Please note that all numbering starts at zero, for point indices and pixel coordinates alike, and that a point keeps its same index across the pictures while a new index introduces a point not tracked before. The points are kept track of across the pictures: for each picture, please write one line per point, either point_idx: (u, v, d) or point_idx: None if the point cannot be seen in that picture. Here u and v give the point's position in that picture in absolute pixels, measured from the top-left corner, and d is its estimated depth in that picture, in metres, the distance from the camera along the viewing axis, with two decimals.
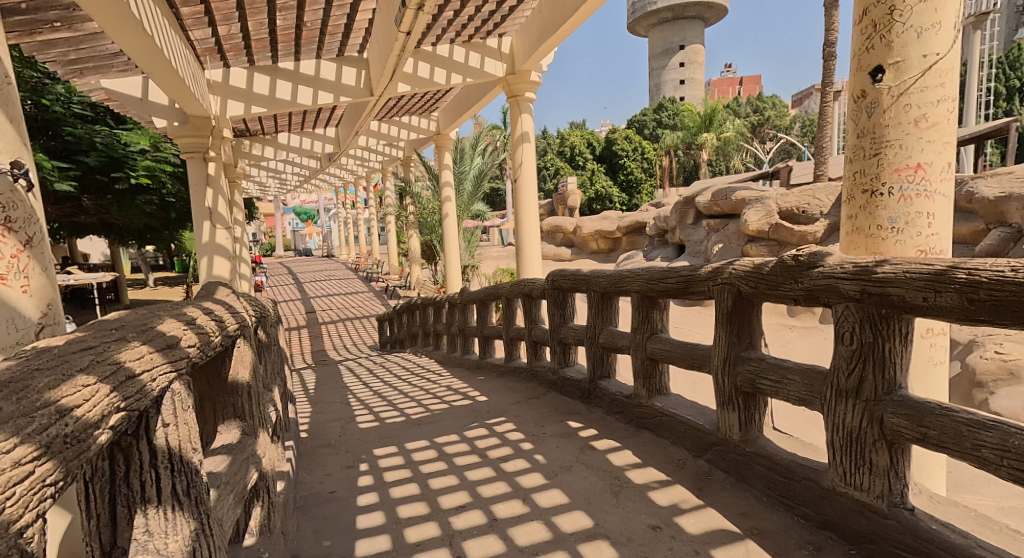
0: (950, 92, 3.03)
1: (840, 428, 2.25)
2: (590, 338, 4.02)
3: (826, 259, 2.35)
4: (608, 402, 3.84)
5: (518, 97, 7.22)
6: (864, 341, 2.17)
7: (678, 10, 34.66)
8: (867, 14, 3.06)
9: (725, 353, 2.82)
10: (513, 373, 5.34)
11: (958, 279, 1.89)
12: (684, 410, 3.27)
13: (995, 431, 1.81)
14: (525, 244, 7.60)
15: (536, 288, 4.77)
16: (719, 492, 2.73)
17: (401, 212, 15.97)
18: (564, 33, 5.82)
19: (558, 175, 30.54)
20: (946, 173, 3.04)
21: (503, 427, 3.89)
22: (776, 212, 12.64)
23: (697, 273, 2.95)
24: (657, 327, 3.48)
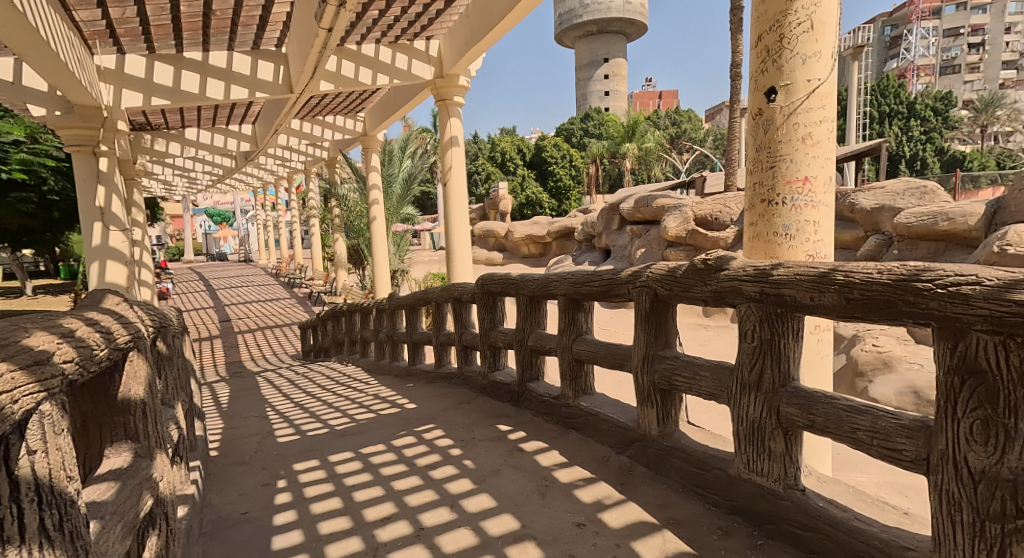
0: (830, 114, 3.52)
1: (744, 419, 2.47)
2: (519, 340, 4.21)
3: (731, 262, 2.56)
4: (538, 404, 4.06)
5: (447, 101, 7.48)
6: (763, 338, 2.40)
7: (603, 25, 35.87)
8: (761, 40, 3.52)
9: (644, 352, 3.01)
10: (444, 378, 5.52)
11: (838, 279, 2.11)
12: (610, 409, 3.50)
13: (867, 415, 2.10)
14: (456, 246, 7.84)
15: (466, 293, 4.95)
16: (639, 486, 2.95)
17: (327, 215, 15.77)
18: (489, 40, 6.15)
19: (489, 180, 30.77)
20: (829, 185, 3.53)
21: (432, 434, 4.01)
22: (692, 218, 13.50)
23: (618, 276, 3.14)
24: (583, 329, 3.70)
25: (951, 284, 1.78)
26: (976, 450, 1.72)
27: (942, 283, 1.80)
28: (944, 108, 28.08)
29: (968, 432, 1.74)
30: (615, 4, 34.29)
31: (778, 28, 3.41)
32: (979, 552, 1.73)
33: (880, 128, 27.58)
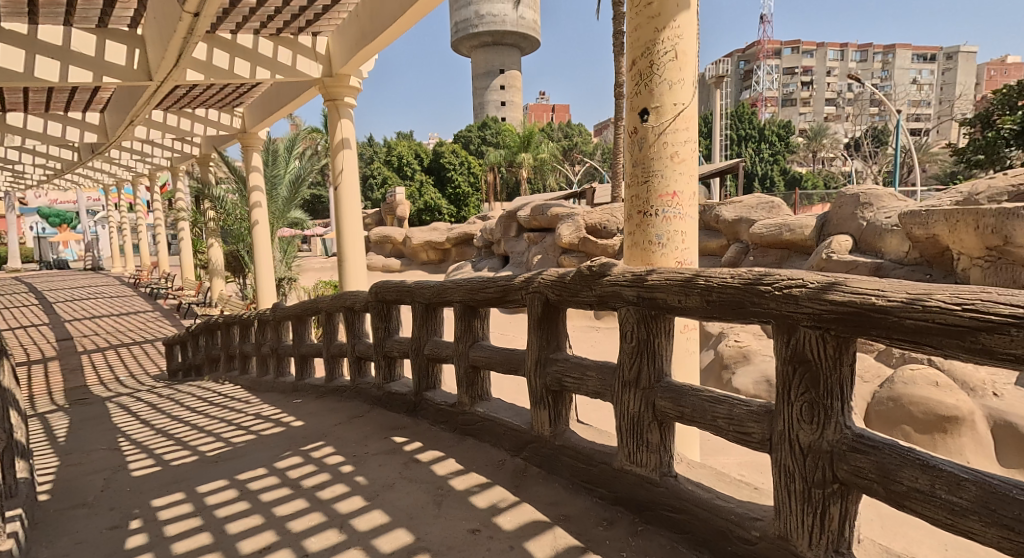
0: (694, 136, 3.92)
1: (625, 415, 2.67)
2: (416, 349, 4.22)
3: (613, 269, 2.76)
4: (434, 412, 4.10)
5: (337, 102, 7.49)
6: (640, 338, 2.61)
7: (498, 37, 36.66)
8: (635, 64, 3.87)
9: (537, 356, 3.16)
10: (336, 392, 5.48)
11: (700, 284, 2.34)
12: (505, 413, 3.64)
13: (725, 404, 2.35)
14: (349, 252, 7.85)
15: (359, 301, 4.96)
16: (533, 486, 3.07)
17: (199, 219, 14.87)
18: (380, 43, 6.30)
19: (384, 184, 30.35)
20: (694, 200, 3.93)
21: (318, 453, 3.91)
22: (583, 226, 14.13)
23: (513, 282, 3.26)
24: (479, 335, 3.75)
25: (785, 287, 2.08)
26: (805, 428, 2.03)
27: (779, 286, 2.09)
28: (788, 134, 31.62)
29: (797, 413, 2.05)
30: (509, 18, 35.33)
31: (649, 55, 3.77)
32: (808, 515, 2.04)
33: (738, 150, 30.47)
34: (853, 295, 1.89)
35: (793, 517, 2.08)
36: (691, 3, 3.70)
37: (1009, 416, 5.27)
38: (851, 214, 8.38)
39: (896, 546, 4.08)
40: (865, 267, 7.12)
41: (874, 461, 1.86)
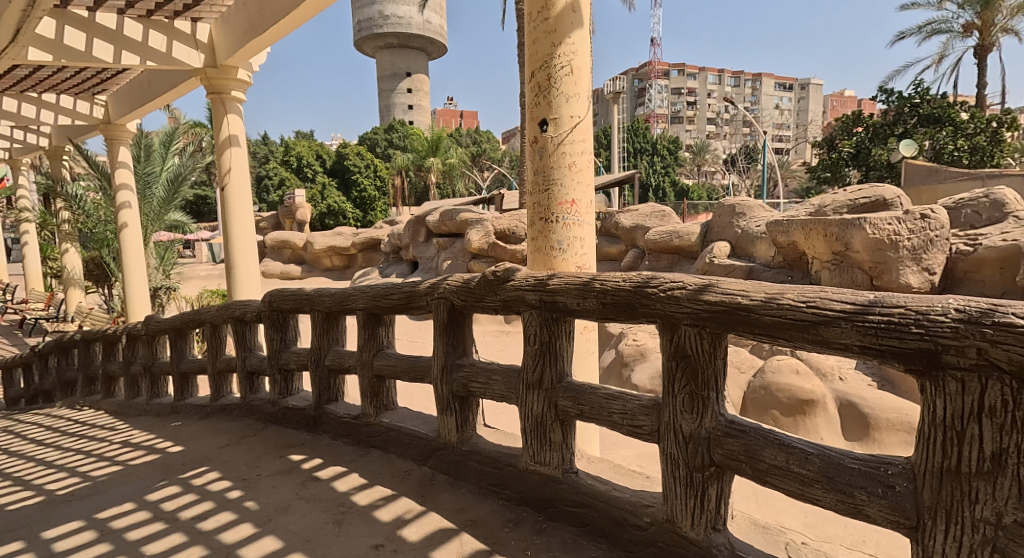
0: (590, 148, 4.09)
1: (529, 415, 2.80)
2: (314, 361, 4.10)
3: (517, 273, 2.88)
4: (336, 426, 4.00)
5: (222, 94, 6.91)
6: (543, 340, 2.75)
7: (405, 39, 36.21)
8: (535, 76, 3.99)
9: (443, 362, 3.19)
10: (223, 411, 5.12)
11: (596, 287, 2.52)
12: (411, 422, 3.63)
13: (620, 400, 2.55)
14: (240, 261, 7.20)
15: (250, 311, 4.72)
16: (440, 494, 3.10)
17: (46, 221, 13.29)
18: (269, 39, 6.09)
19: (283, 187, 29.00)
20: (591, 208, 4.11)
21: (201, 480, 3.67)
22: (492, 231, 14.35)
23: (418, 289, 3.29)
24: (383, 343, 3.73)
25: (668, 289, 2.30)
26: (687, 418, 2.27)
27: (664, 288, 2.31)
28: (676, 149, 33.72)
29: (680, 403, 2.29)
30: (414, 20, 35.01)
31: (547, 69, 3.90)
32: (690, 497, 2.27)
33: (634, 162, 31.97)
34: (724, 295, 2.15)
35: (677, 500, 2.31)
36: (583, 22, 3.89)
37: (857, 398, 5.65)
38: (727, 222, 8.92)
39: (767, 519, 4.56)
40: (741, 270, 7.76)
41: (743, 444, 2.14)
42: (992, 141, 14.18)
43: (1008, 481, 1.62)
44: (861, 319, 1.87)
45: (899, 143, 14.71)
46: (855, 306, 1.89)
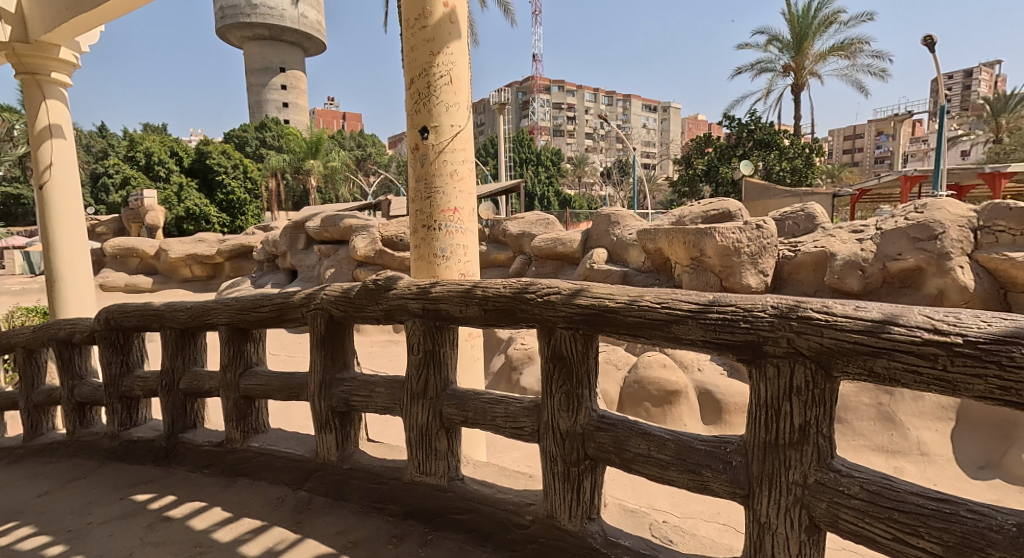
0: (471, 156, 4.11)
1: (413, 426, 2.73)
2: (167, 386, 3.62)
3: (398, 282, 2.82)
4: (196, 456, 3.55)
5: (36, 76, 5.82)
6: (426, 349, 2.71)
7: (278, 32, 33.81)
8: (413, 84, 3.93)
9: (320, 378, 3.02)
10: (41, 451, 4.26)
11: (478, 294, 2.53)
12: (284, 445, 3.34)
13: (502, 405, 2.57)
14: (65, 272, 6.17)
15: (81, 331, 4.05)
16: (318, 518, 2.91)
17: None
18: (104, 17, 5.26)
19: (127, 187, 22.66)
20: (473, 215, 4.11)
21: (11, 536, 3.05)
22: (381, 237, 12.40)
23: (290, 300, 3.09)
24: (252, 361, 3.42)
25: (545, 294, 2.36)
26: (563, 415, 2.36)
27: (540, 294, 2.37)
28: (557, 160, 35.22)
29: (557, 403, 2.38)
30: (287, 14, 33.17)
31: (426, 77, 3.87)
32: (568, 491, 2.37)
33: (520, 170, 32.72)
34: (596, 298, 2.24)
35: (557, 497, 2.40)
36: (461, 33, 3.92)
37: (711, 386, 6.22)
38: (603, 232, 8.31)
39: (640, 502, 4.82)
40: (616, 274, 7.53)
41: (614, 436, 2.26)
42: (807, 164, 16.33)
43: (810, 448, 1.90)
44: (703, 317, 2.04)
45: (739, 162, 16.44)
46: (699, 305, 2.06)
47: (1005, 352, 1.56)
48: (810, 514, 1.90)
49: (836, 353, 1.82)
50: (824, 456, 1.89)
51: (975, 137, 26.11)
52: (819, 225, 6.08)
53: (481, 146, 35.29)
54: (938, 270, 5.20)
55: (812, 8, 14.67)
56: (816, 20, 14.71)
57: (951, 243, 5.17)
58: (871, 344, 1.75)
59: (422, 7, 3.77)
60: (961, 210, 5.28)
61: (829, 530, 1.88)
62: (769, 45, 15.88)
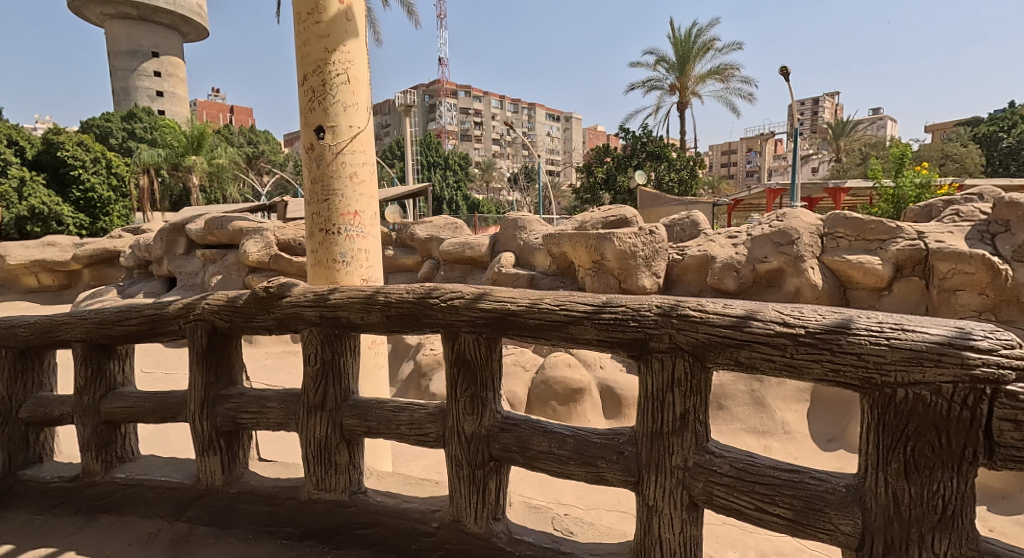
0: (371, 158, 3.93)
1: (311, 439, 2.70)
2: (3, 416, 3.25)
3: (293, 290, 2.75)
4: (42, 495, 3.17)
5: None
6: (324, 359, 2.68)
7: (149, 11, 26.61)
8: (307, 80, 3.72)
9: (203, 395, 2.87)
10: None
11: (380, 300, 2.54)
12: (157, 471, 3.11)
13: (407, 412, 2.60)
14: None
15: None
16: (199, 551, 2.74)
17: None
18: None
19: None
20: (375, 219, 3.93)
21: None
22: (276, 243, 8.84)
23: (167, 311, 2.90)
24: (116, 382, 3.15)
25: (449, 299, 2.43)
26: (468, 419, 2.45)
27: (444, 299, 2.43)
28: (465, 165, 35.32)
29: (462, 407, 2.46)
30: None
31: (321, 74, 3.67)
32: (473, 495, 2.45)
33: (428, 174, 32.68)
34: (498, 302, 2.35)
35: (462, 501, 2.47)
36: (358, 32, 3.76)
37: (613, 382, 6.55)
38: (510, 234, 7.98)
39: (545, 499, 5.00)
40: (523, 278, 7.30)
41: (517, 436, 2.39)
42: (692, 176, 17.67)
43: (689, 434, 2.12)
44: (598, 318, 2.20)
45: (635, 173, 17.30)
46: (593, 307, 2.22)
47: (838, 340, 1.84)
48: (689, 493, 2.12)
49: (711, 347, 2.03)
50: (701, 440, 2.12)
51: (823, 158, 29.44)
52: (702, 232, 6.32)
53: (386, 148, 34.46)
54: (794, 271, 5.50)
55: (693, 33, 15.72)
56: (696, 44, 15.79)
57: (806, 247, 5.49)
58: (737, 337, 1.98)
59: (316, 2, 3.59)
60: (813, 219, 5.65)
61: (707, 507, 2.10)
62: (657, 65, 16.79)
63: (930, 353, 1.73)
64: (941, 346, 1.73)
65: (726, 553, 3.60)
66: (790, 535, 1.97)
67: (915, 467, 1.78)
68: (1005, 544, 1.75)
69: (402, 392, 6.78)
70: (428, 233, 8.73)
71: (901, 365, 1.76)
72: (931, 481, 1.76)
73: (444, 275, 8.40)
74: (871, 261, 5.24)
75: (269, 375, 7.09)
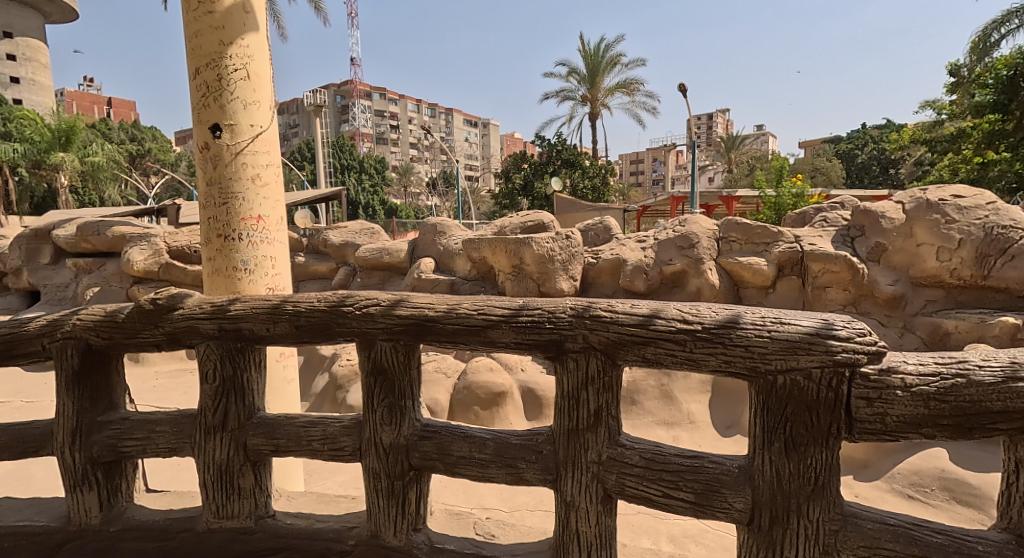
0: (277, 160, 3.50)
1: (211, 464, 2.58)
2: None
3: (186, 301, 2.61)
4: None
5: None
6: (225, 376, 2.57)
7: None
8: (199, 74, 3.26)
9: (75, 423, 2.66)
10: None
11: (288, 310, 2.47)
12: (16, 515, 2.86)
13: (319, 427, 2.57)
14: None
15: None
16: None
17: None
18: None
19: None
20: (281, 225, 3.50)
21: None
22: (167, 251, 7.87)
23: (31, 329, 2.67)
24: None
25: (363, 307, 2.42)
26: (386, 430, 2.46)
27: (359, 306, 2.42)
28: (380, 169, 34.76)
29: (379, 418, 2.47)
30: None
31: (215, 68, 3.23)
32: (392, 506, 2.47)
33: (341, 178, 31.69)
34: (416, 309, 2.36)
35: (382, 514, 2.48)
36: (258, 26, 3.34)
37: (533, 384, 6.68)
38: (429, 240, 7.92)
39: (469, 505, 5.03)
40: (443, 283, 7.30)
41: (437, 443, 2.43)
42: (605, 184, 18.37)
43: (603, 429, 2.25)
44: (515, 321, 2.27)
45: (551, 179, 17.70)
46: (510, 310, 2.29)
47: (729, 334, 2.02)
48: (604, 486, 2.24)
49: (619, 345, 2.16)
50: (613, 434, 2.26)
51: (717, 169, 31.55)
52: (614, 236, 6.61)
53: (294, 150, 33.01)
54: (695, 272, 5.85)
55: (602, 47, 16.36)
56: (604, 59, 16.46)
57: (704, 250, 5.88)
58: (643, 334, 2.12)
59: None
60: (710, 224, 6.08)
61: (618, 497, 2.24)
62: (569, 76, 17.20)
63: (803, 342, 1.95)
64: (810, 336, 1.94)
65: (642, 541, 3.80)
66: (693, 516, 2.14)
67: (793, 445, 1.99)
68: (865, 506, 2.01)
69: (316, 405, 6.52)
70: (343, 238, 8.51)
71: (780, 354, 1.97)
72: (805, 457, 1.98)
73: (361, 281, 8.20)
74: (758, 262, 5.66)
75: (160, 396, 6.55)
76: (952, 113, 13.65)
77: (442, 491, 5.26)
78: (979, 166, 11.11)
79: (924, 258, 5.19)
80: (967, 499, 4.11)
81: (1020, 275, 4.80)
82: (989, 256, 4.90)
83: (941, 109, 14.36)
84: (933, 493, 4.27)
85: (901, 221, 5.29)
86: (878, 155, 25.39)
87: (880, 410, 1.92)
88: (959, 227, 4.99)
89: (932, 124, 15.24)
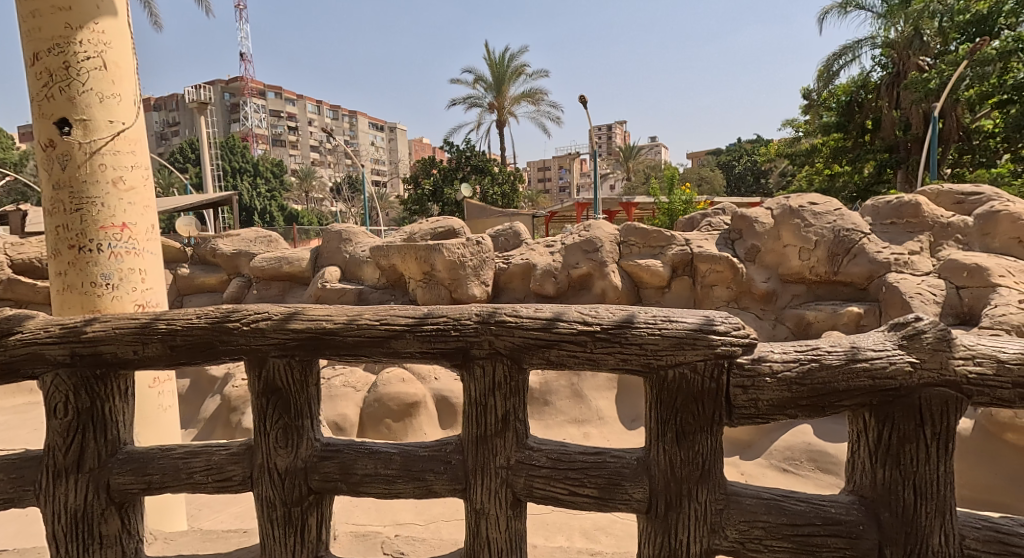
0: (143, 160, 3.19)
1: (64, 512, 2.28)
2: None
3: (27, 324, 2.30)
4: None
5: None
6: (80, 409, 2.28)
7: None
8: (40, 61, 2.92)
9: None
10: None
11: (159, 329, 2.24)
12: None
13: (201, 456, 2.35)
14: None
15: None
16: None
17: None
18: None
19: None
20: (151, 233, 3.19)
21: None
22: (8, 265, 6.99)
23: None
24: None
25: (251, 321, 2.23)
26: (280, 453, 2.28)
27: (245, 322, 2.23)
28: (279, 173, 33.04)
29: (273, 440, 2.29)
30: None
31: (61, 54, 2.90)
32: (288, 535, 2.29)
33: (233, 181, 29.89)
34: (309, 322, 2.21)
35: (276, 544, 2.30)
36: (116, 10, 3.05)
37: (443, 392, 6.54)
38: (335, 247, 7.58)
39: (382, 522, 4.87)
40: (350, 292, 7.00)
41: (338, 463, 2.28)
42: (513, 191, 18.56)
43: (510, 434, 2.19)
44: (419, 330, 2.18)
45: (460, 186, 17.62)
46: (414, 319, 2.19)
47: (624, 333, 2.03)
48: (513, 490, 2.19)
49: (522, 348, 2.12)
50: (521, 438, 2.21)
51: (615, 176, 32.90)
52: (524, 241, 6.63)
53: (179, 151, 30.67)
54: (600, 274, 5.96)
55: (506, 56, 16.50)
56: (509, 67, 16.65)
57: (607, 253, 6.02)
58: (545, 337, 2.09)
59: None
60: (612, 229, 6.24)
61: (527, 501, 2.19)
62: (475, 83, 17.16)
63: (688, 337, 1.99)
64: (694, 332, 1.99)
65: (556, 539, 3.80)
66: (596, 512, 2.13)
67: (683, 434, 2.03)
68: (751, 488, 2.09)
69: (205, 432, 6.06)
70: (235, 247, 8.02)
71: (670, 350, 2.01)
72: (694, 445, 2.03)
73: (257, 293, 7.72)
74: (654, 263, 5.85)
75: (5, 436, 5.81)
76: (806, 132, 15.05)
77: (350, 511, 5.03)
78: (827, 178, 12.40)
79: (790, 258, 5.55)
80: (829, 467, 4.45)
81: (862, 271, 5.26)
82: (838, 255, 5.35)
83: (796, 128, 15.80)
84: (802, 465, 4.59)
85: (771, 225, 5.67)
86: (751, 165, 27.59)
87: (754, 396, 1.99)
88: (816, 229, 5.41)
89: (791, 139, 16.70)
